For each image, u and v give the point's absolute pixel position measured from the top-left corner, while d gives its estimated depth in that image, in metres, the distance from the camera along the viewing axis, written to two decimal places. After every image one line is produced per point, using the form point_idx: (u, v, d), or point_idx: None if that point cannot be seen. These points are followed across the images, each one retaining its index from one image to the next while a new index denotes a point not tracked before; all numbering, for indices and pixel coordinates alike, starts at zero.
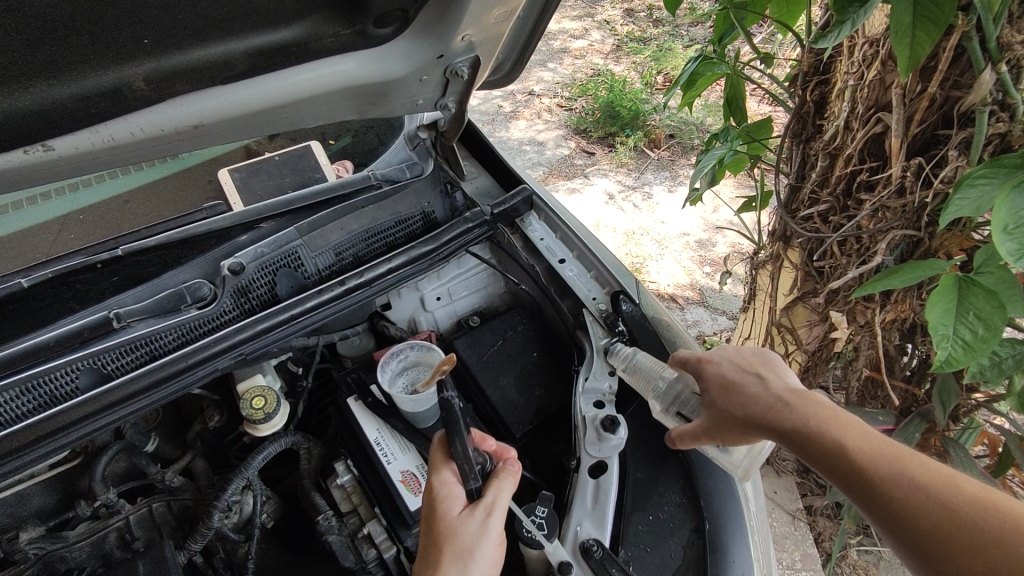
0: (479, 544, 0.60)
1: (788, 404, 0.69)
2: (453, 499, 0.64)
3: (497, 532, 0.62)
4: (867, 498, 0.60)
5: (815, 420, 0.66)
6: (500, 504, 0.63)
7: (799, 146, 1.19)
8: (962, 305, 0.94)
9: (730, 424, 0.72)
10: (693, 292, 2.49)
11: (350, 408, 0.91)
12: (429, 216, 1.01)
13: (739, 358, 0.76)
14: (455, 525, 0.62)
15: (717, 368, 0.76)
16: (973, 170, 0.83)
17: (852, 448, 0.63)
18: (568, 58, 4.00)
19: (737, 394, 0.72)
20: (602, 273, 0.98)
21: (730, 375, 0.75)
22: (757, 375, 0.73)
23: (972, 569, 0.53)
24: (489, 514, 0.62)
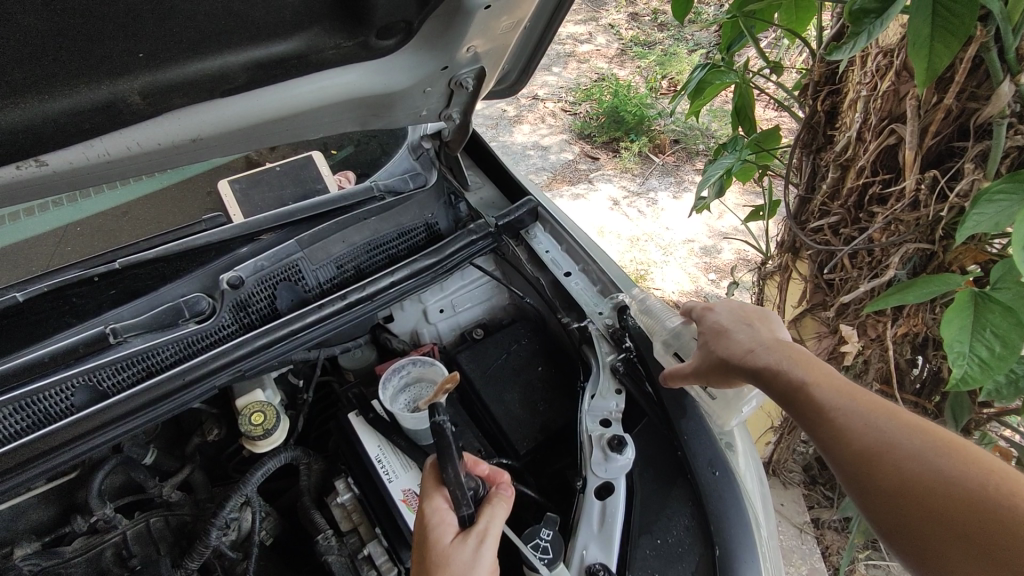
0: (471, 572, 0.57)
1: (771, 349, 0.73)
2: (445, 526, 0.62)
3: (491, 560, 0.59)
4: (821, 428, 0.65)
5: (789, 361, 0.70)
6: (493, 530, 0.61)
7: (809, 156, 1.17)
8: (978, 321, 0.92)
9: (714, 365, 0.76)
10: (698, 299, 2.47)
11: (351, 424, 0.89)
12: (432, 228, 0.99)
13: (736, 309, 0.80)
14: (447, 553, 0.59)
15: (712, 317, 0.80)
16: (992, 185, 0.81)
17: (819, 385, 0.67)
18: (572, 62, 3.99)
19: (724, 338, 0.77)
20: (609, 287, 0.96)
21: (724, 322, 0.79)
22: (749, 323, 0.77)
23: (899, 493, 0.57)
24: (481, 541, 0.60)
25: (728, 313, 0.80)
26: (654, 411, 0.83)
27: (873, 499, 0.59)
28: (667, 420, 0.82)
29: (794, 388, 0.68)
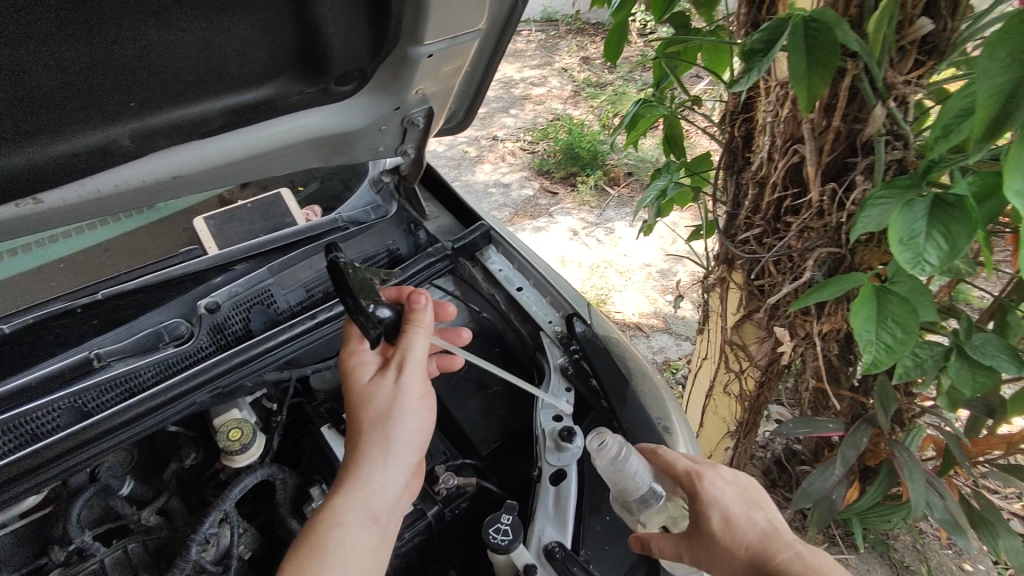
0: (390, 400, 0.74)
1: (785, 549, 0.69)
2: (366, 366, 0.77)
3: (408, 386, 0.75)
4: None
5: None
6: (405, 361, 0.76)
7: (733, 177, 1.30)
8: (882, 312, 1.04)
9: (722, 559, 0.71)
10: (657, 320, 2.59)
11: (325, 437, 0.97)
12: (393, 253, 1.09)
13: (732, 484, 0.75)
14: (369, 390, 0.75)
15: (713, 493, 0.73)
16: (874, 193, 0.94)
17: None
18: (528, 104, 4.20)
19: (734, 529, 0.71)
20: (558, 299, 1.06)
21: (734, 516, 0.72)
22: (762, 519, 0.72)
23: None
24: (395, 374, 0.75)
25: (730, 492, 0.74)
26: (599, 405, 0.92)
27: None
28: (612, 412, 0.90)
29: None
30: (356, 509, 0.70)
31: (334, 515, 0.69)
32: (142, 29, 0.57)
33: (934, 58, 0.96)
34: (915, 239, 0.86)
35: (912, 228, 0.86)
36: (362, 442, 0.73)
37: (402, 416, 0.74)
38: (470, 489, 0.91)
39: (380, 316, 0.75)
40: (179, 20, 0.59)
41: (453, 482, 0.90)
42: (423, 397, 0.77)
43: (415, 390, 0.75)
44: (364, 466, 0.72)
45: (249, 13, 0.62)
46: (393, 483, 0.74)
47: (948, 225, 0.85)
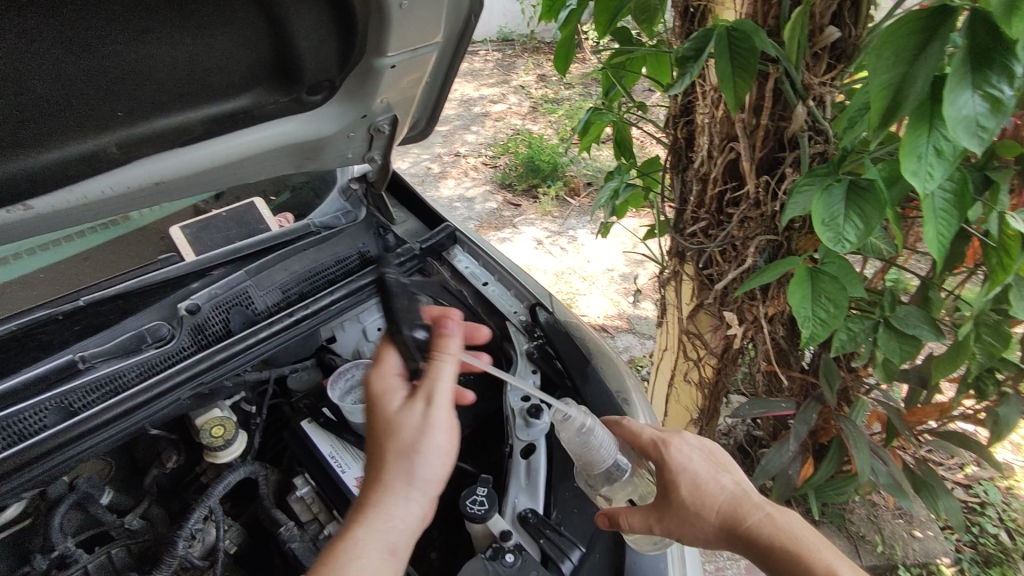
0: (422, 432, 0.70)
1: (747, 505, 0.75)
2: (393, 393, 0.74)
3: (436, 418, 0.70)
4: None
5: (788, 536, 0.71)
6: (436, 391, 0.72)
7: (679, 175, 1.41)
8: (815, 290, 1.15)
9: (692, 526, 0.76)
10: (622, 321, 2.69)
11: (305, 430, 1.01)
12: (365, 255, 1.14)
13: (697, 451, 0.81)
14: (396, 418, 0.71)
15: (679, 460, 0.79)
16: (798, 181, 1.06)
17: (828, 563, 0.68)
18: (488, 121, 4.32)
19: (701, 495, 0.76)
20: (521, 291, 1.14)
21: (699, 478, 0.78)
22: (725, 480, 0.78)
23: None
24: (425, 405, 0.71)
25: (695, 456, 0.80)
26: (565, 384, 0.98)
27: None
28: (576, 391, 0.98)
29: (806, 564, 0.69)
30: (375, 540, 0.66)
31: (353, 546, 0.65)
32: (132, 45, 0.64)
33: (843, 62, 1.08)
34: (834, 219, 0.97)
35: (832, 209, 0.97)
36: (385, 474, 0.69)
37: (430, 451, 0.69)
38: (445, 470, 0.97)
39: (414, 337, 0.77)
40: (166, 36, 0.65)
41: None
42: (452, 432, 0.72)
43: (444, 421, 0.70)
44: (381, 499, 0.68)
45: (229, 30, 0.69)
46: (416, 516, 0.69)
47: (862, 206, 0.96)
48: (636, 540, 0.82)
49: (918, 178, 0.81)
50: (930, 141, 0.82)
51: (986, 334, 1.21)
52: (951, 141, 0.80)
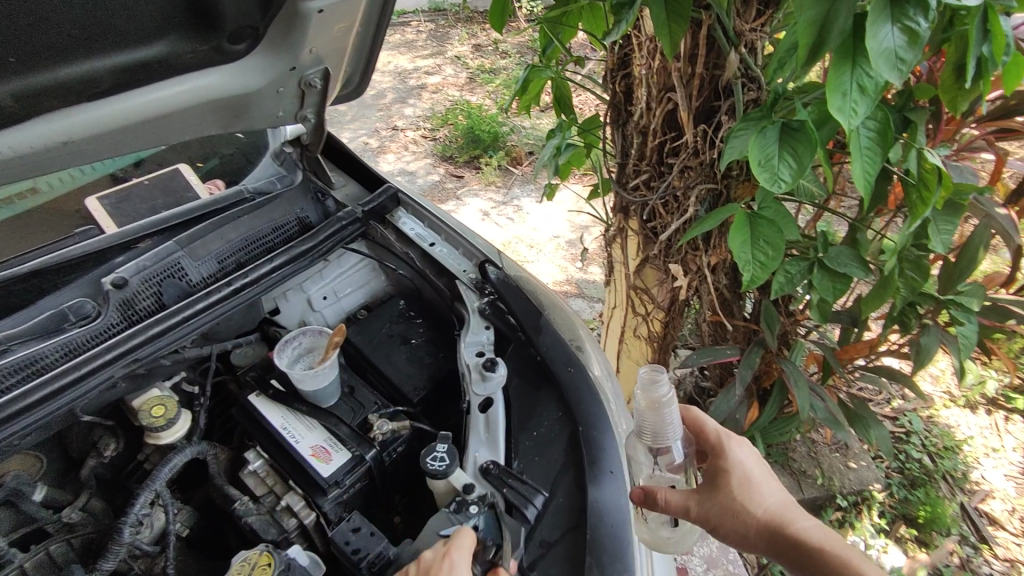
0: None
1: (789, 513, 0.78)
2: None
3: None
4: None
5: (828, 547, 0.75)
6: None
7: (619, 130, 1.41)
8: (753, 234, 1.19)
9: (735, 516, 0.77)
10: (570, 286, 2.72)
11: (253, 403, 0.97)
12: (303, 221, 1.10)
13: (749, 455, 0.84)
14: None
15: (734, 458, 0.82)
16: (734, 126, 1.08)
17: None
18: (425, 93, 4.22)
19: (755, 491, 0.79)
20: (469, 249, 1.13)
21: (748, 477, 0.81)
22: (771, 485, 0.81)
23: None
24: None
25: (747, 457, 0.83)
26: (518, 336, 0.99)
27: None
28: (529, 342, 0.98)
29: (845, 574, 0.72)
30: None
31: None
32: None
33: (771, 8, 1.10)
34: (769, 160, 1.00)
35: (767, 151, 1.00)
36: None
37: None
38: (404, 432, 0.95)
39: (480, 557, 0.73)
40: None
41: (387, 427, 0.94)
42: None
43: None
44: None
45: None
46: None
47: (794, 146, 1.00)
48: (597, 480, 0.82)
49: (843, 114, 0.84)
50: (855, 78, 0.85)
51: (908, 268, 1.29)
52: (873, 77, 0.84)
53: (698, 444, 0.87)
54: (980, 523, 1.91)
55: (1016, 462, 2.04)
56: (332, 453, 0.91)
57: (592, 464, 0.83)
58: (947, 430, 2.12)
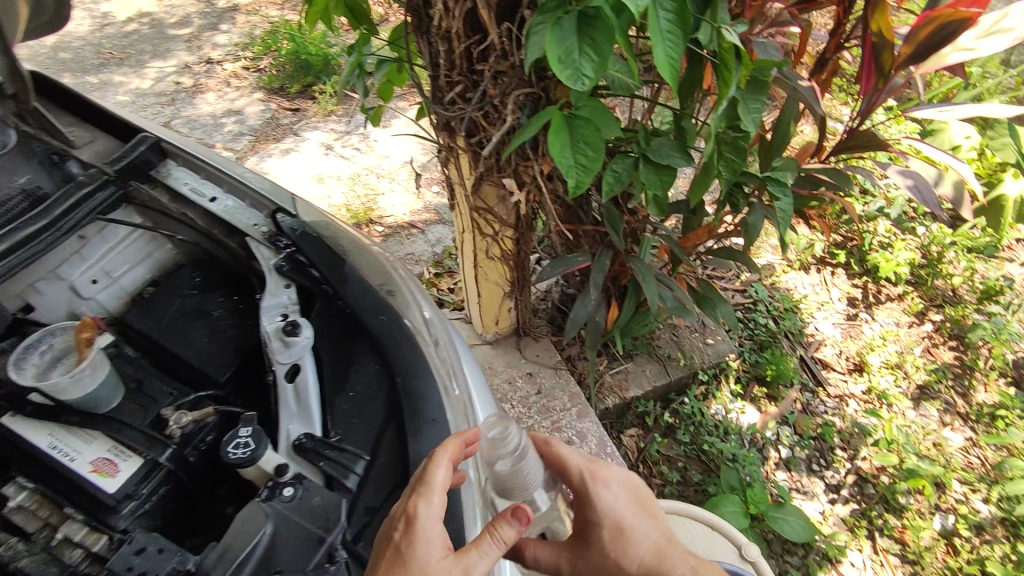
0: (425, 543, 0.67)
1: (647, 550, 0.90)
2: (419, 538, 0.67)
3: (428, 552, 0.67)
4: None
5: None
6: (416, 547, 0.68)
7: (423, 38, 1.25)
8: (574, 137, 1.13)
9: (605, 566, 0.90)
10: (429, 214, 2.61)
11: (9, 427, 0.79)
12: (33, 193, 0.91)
13: (618, 490, 0.93)
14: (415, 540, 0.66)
15: (603, 503, 0.92)
16: (531, 21, 0.98)
17: None
18: (239, 15, 3.68)
19: (624, 539, 0.90)
20: (256, 199, 0.99)
21: (616, 521, 0.91)
22: (635, 524, 0.91)
23: None
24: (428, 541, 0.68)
25: (615, 496, 0.92)
26: (323, 290, 0.89)
27: None
28: (336, 295, 0.88)
29: None
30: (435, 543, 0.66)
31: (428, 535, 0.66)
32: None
33: None
34: (568, 55, 0.92)
35: (564, 46, 0.92)
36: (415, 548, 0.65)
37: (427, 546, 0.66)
38: (209, 420, 0.84)
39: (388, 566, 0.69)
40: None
41: (185, 420, 0.82)
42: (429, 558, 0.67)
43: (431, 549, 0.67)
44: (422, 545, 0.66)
45: None
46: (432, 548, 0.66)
47: (593, 37, 0.92)
48: (419, 431, 0.76)
49: None
50: None
51: (727, 151, 1.30)
52: None
53: (567, 480, 0.96)
54: (816, 370, 2.14)
55: (842, 310, 2.28)
56: (118, 463, 0.77)
57: (411, 415, 0.78)
58: (786, 293, 2.33)
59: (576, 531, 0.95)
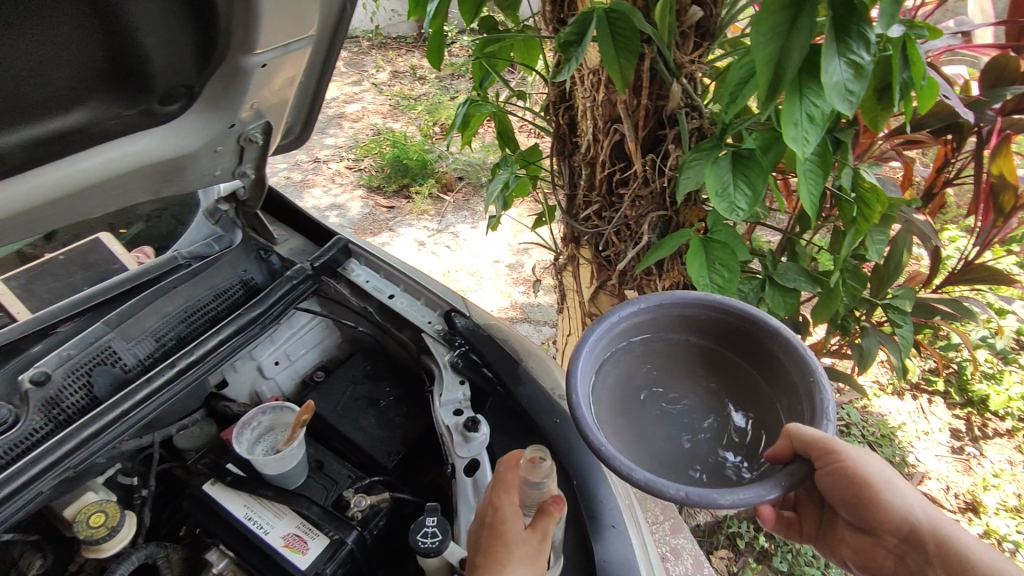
0: (505, 494, 0.70)
1: (899, 504, 0.75)
2: (506, 496, 0.70)
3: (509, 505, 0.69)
4: (881, 509, 0.75)
5: (900, 514, 0.75)
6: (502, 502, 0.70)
7: (566, 161, 1.38)
8: (710, 259, 1.12)
9: (881, 518, 0.76)
10: (515, 311, 2.58)
11: (209, 493, 0.89)
12: (247, 283, 1.05)
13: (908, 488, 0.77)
14: (501, 495, 0.71)
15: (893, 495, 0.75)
16: (686, 156, 1.04)
17: (900, 516, 0.75)
18: (345, 122, 3.94)
19: (876, 506, 0.76)
20: (431, 298, 1.08)
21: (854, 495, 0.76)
22: (878, 515, 0.77)
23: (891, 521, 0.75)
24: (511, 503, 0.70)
25: (852, 486, 0.75)
26: (496, 389, 0.94)
27: (875, 512, 0.76)
28: (509, 393, 0.94)
29: (895, 520, 0.75)
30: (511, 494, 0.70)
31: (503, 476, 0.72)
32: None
33: (708, 40, 1.10)
34: (725, 189, 0.97)
35: (722, 180, 0.97)
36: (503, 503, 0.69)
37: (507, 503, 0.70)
38: (384, 505, 0.88)
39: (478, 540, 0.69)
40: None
41: (365, 503, 0.87)
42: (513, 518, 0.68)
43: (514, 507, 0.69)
44: (500, 495, 0.70)
45: (48, 29, 0.59)
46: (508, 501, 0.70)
47: (746, 175, 0.96)
48: (600, 535, 0.79)
49: (797, 144, 0.79)
50: (804, 109, 0.80)
51: (849, 278, 1.36)
52: (821, 106, 0.79)
53: (857, 509, 0.77)
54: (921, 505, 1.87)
55: (947, 443, 1.93)
56: (308, 540, 0.83)
57: (592, 518, 0.80)
58: (880, 419, 1.99)
59: (872, 525, 0.78)
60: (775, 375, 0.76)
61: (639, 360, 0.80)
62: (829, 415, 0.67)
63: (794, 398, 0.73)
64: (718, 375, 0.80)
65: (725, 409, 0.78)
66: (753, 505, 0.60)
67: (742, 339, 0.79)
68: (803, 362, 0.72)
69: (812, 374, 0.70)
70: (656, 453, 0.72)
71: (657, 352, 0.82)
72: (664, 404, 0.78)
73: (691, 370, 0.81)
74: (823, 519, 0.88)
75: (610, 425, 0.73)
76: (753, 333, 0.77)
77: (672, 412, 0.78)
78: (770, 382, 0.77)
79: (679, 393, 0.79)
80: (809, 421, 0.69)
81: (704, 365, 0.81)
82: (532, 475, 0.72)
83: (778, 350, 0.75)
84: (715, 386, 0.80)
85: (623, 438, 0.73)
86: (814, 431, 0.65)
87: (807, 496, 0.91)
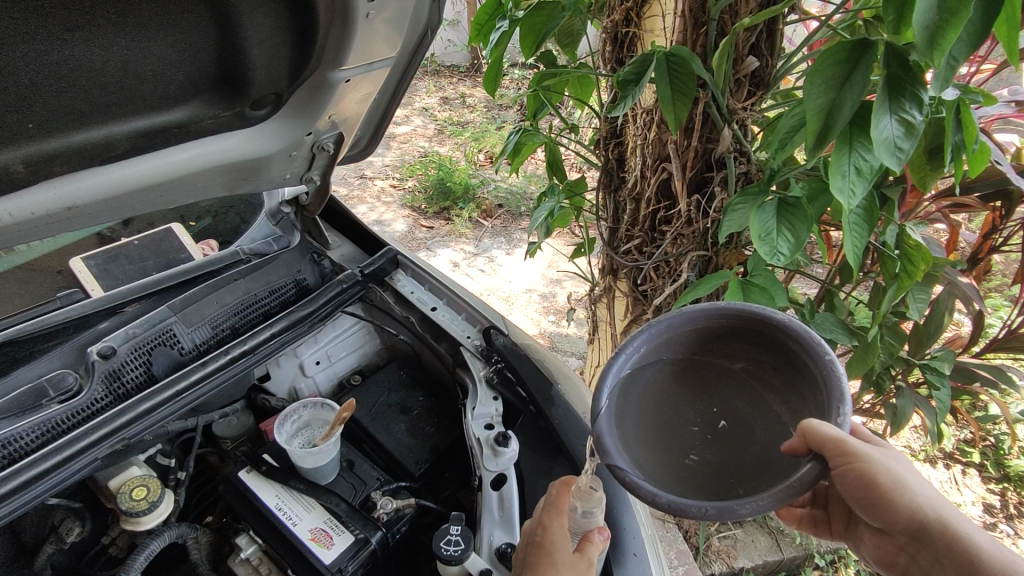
0: (556, 518, 0.71)
1: (913, 501, 0.70)
2: (557, 521, 0.71)
3: (558, 529, 0.70)
4: (893, 508, 0.70)
5: (915, 514, 0.70)
6: (552, 524, 0.71)
7: (611, 195, 1.42)
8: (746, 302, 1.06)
9: (894, 519, 0.71)
10: (543, 340, 2.59)
11: (244, 481, 0.92)
12: (300, 283, 1.11)
13: (922, 483, 0.71)
14: (551, 518, 0.72)
15: (908, 497, 0.70)
16: (731, 200, 1.06)
17: (915, 517, 0.70)
18: (394, 142, 4.06)
19: (889, 508, 0.70)
20: (472, 314, 1.12)
21: (863, 500, 0.71)
22: (890, 518, 0.71)
23: (905, 521, 0.71)
24: (561, 527, 0.71)
25: (861, 490, 0.69)
26: (528, 409, 0.97)
27: (889, 512, 0.71)
28: (540, 413, 0.96)
29: (909, 520, 0.70)
30: (562, 520, 0.71)
31: (556, 502, 0.73)
32: (55, 42, 0.59)
33: (762, 90, 1.13)
34: (769, 234, 0.96)
35: (767, 225, 0.97)
36: (554, 529, 0.70)
37: (557, 528, 0.70)
38: (408, 511, 0.90)
39: (521, 557, 0.70)
40: (111, 16, 0.61)
41: (391, 506, 0.89)
42: (561, 543, 0.69)
43: (564, 532, 0.70)
44: (552, 519, 0.72)
45: (172, 34, 0.67)
46: (559, 526, 0.71)
47: (792, 222, 0.97)
48: (622, 561, 0.80)
49: (844, 195, 0.80)
50: (852, 161, 0.81)
51: (887, 334, 1.35)
52: (869, 161, 0.81)
53: (869, 511, 0.72)
54: None
55: (979, 517, 1.80)
56: (334, 536, 0.85)
57: (616, 546, 0.81)
58: None
59: (886, 526, 0.73)
60: (792, 368, 0.70)
61: (665, 385, 0.74)
62: (845, 407, 0.62)
63: (817, 389, 0.66)
64: (750, 383, 0.73)
65: (764, 414, 0.71)
66: (775, 509, 0.58)
67: (760, 339, 0.72)
68: (816, 349, 0.66)
69: (827, 362, 0.64)
70: (711, 479, 0.66)
71: (682, 369, 0.75)
72: (694, 419, 0.72)
73: (722, 381, 0.74)
74: (850, 517, 0.85)
75: (649, 460, 0.67)
76: (766, 332, 0.71)
77: (719, 428, 0.71)
78: (797, 381, 0.70)
79: (715, 408, 0.73)
80: (825, 415, 0.64)
81: (733, 372, 0.74)
82: (582, 502, 0.74)
83: (793, 342, 0.68)
84: (750, 394, 0.73)
85: (680, 476, 0.66)
86: (827, 428, 0.60)
87: (831, 495, 0.87)
